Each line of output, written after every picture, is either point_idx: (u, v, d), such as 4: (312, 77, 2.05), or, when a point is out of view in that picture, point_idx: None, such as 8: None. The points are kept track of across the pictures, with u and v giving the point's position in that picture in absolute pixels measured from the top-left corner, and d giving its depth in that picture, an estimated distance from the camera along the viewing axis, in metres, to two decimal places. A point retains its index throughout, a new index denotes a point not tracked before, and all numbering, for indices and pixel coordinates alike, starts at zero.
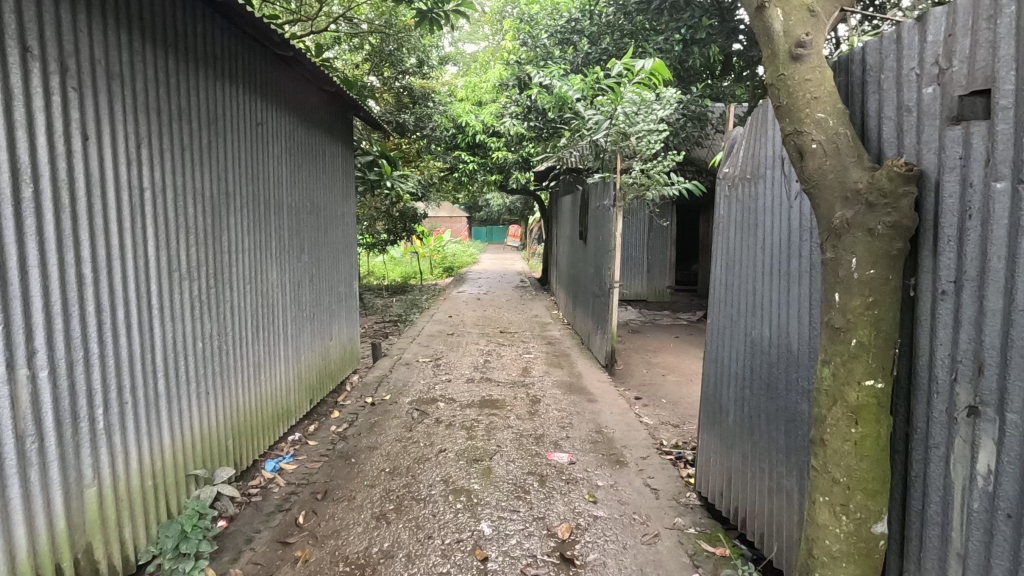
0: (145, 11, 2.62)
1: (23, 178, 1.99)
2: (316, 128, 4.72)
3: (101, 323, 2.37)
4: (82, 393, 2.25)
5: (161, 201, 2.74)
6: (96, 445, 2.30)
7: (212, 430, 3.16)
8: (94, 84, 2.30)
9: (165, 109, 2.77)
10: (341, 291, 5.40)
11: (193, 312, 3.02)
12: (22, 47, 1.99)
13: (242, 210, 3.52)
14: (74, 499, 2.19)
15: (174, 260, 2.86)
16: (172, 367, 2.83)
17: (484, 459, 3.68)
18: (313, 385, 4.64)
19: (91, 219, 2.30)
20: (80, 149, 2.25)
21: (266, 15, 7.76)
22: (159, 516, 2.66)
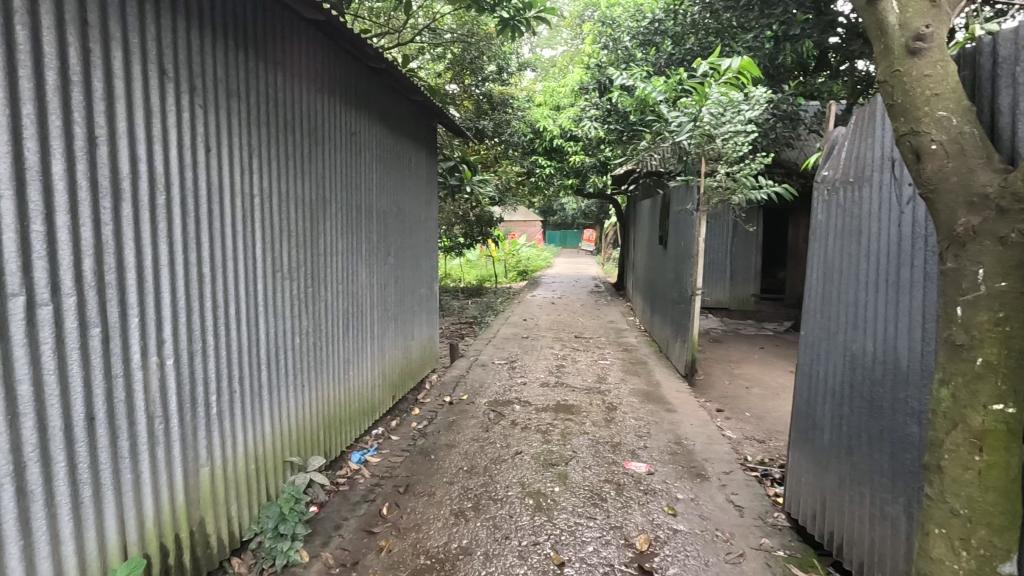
0: (260, 33, 2.87)
1: (158, 187, 2.23)
2: (403, 136, 4.94)
3: (216, 318, 2.61)
4: (199, 381, 2.49)
5: (268, 207, 2.97)
6: (209, 429, 2.54)
7: (306, 420, 3.38)
8: (216, 102, 2.55)
9: (274, 121, 3.01)
10: (423, 292, 5.60)
11: (293, 310, 3.25)
12: (160, 72, 2.23)
13: (337, 214, 3.75)
14: (191, 476, 2.42)
15: (278, 262, 3.09)
16: (273, 360, 3.06)
17: (560, 464, 3.68)
18: (395, 383, 4.84)
19: (210, 223, 2.54)
20: (204, 162, 2.49)
21: (358, 29, 8.23)
22: (260, 498, 2.88)
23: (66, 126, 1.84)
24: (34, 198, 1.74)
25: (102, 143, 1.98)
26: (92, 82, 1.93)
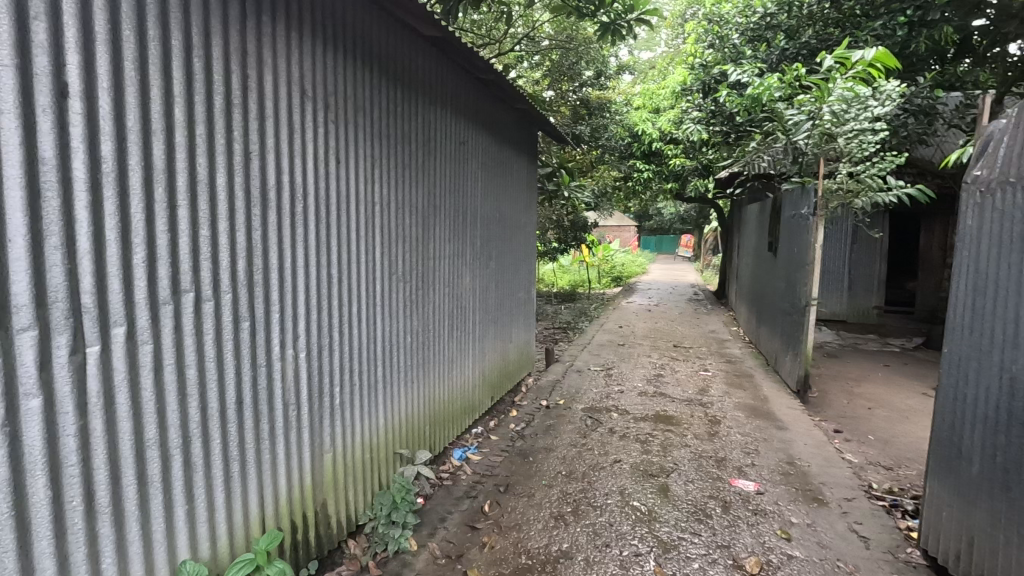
0: (384, 52, 3.09)
1: (298, 196, 2.48)
2: (506, 144, 5.07)
3: (341, 317, 2.84)
4: (326, 374, 2.71)
5: (386, 214, 3.19)
6: (332, 418, 2.76)
7: (414, 415, 3.57)
8: (346, 117, 2.78)
9: (394, 133, 3.22)
10: (521, 296, 5.70)
11: (405, 311, 3.46)
12: (302, 93, 2.48)
13: (445, 220, 3.93)
14: (317, 460, 2.65)
15: (394, 265, 3.30)
16: (388, 356, 3.26)
17: (660, 475, 3.58)
18: (494, 384, 4.97)
19: (338, 228, 2.78)
20: (335, 173, 2.73)
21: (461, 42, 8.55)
22: (374, 486, 3.09)
23: (227, 144, 2.10)
24: (202, 207, 2.01)
25: (254, 158, 2.24)
26: (248, 104, 2.19)
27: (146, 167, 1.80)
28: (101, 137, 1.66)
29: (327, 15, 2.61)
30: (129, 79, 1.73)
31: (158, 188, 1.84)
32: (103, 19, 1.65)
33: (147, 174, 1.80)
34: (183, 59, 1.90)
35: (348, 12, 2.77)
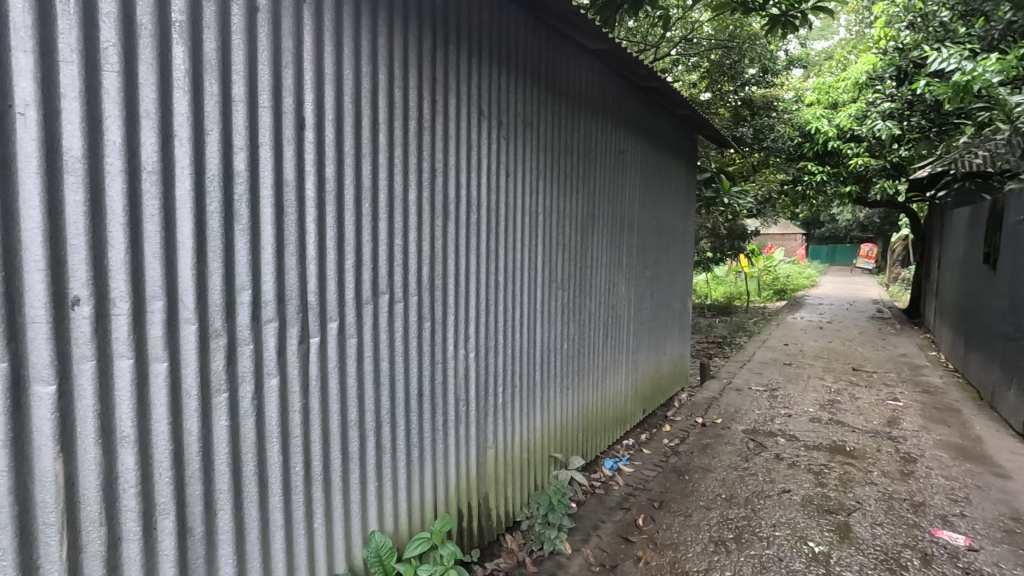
0: (551, 68, 3.22)
1: (472, 208, 2.69)
2: (666, 151, 4.95)
3: (505, 321, 3.00)
4: (492, 375, 2.90)
5: (549, 224, 3.31)
6: (495, 416, 2.93)
7: (568, 421, 3.64)
8: (515, 133, 2.95)
9: (558, 146, 3.33)
10: (677, 308, 5.51)
11: (564, 319, 3.55)
12: (478, 113, 2.69)
13: (603, 229, 3.95)
14: (481, 454, 2.83)
15: (554, 274, 3.40)
16: (546, 361, 3.37)
17: (840, 513, 3.21)
18: (647, 396, 4.86)
19: (506, 238, 2.95)
20: (504, 186, 2.91)
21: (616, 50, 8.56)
22: (530, 486, 3.21)
23: (418, 162, 2.36)
24: (397, 220, 2.28)
25: (438, 176, 2.48)
26: (435, 126, 2.44)
27: (356, 185, 2.10)
28: (326, 162, 1.98)
29: (502, 39, 2.80)
30: (347, 112, 2.04)
31: (365, 203, 2.14)
32: (331, 63, 1.97)
33: (357, 192, 2.11)
34: (386, 91, 2.19)
35: (521, 33, 2.94)
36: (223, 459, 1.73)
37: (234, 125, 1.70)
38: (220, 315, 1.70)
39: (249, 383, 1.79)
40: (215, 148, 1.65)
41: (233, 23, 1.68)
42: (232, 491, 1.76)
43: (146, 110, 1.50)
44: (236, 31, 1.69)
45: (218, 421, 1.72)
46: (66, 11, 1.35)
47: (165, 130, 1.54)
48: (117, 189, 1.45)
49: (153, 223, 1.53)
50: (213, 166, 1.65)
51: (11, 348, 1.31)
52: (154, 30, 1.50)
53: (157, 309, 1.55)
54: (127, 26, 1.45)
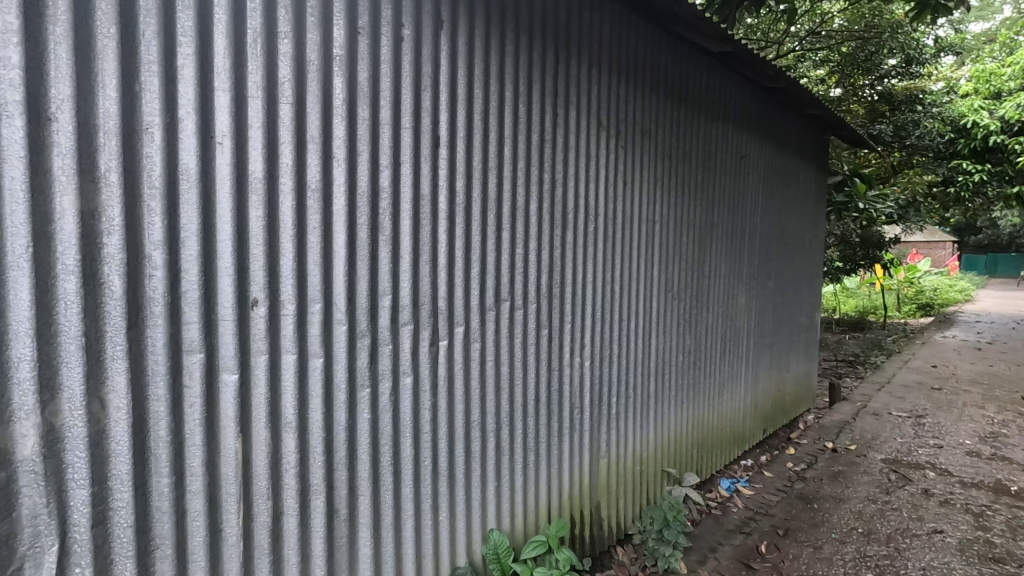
0: (670, 75, 3.17)
1: (590, 218, 2.72)
2: (793, 154, 4.64)
3: (620, 330, 2.98)
4: (605, 384, 2.89)
5: (665, 234, 3.25)
6: (608, 427, 2.92)
7: (682, 436, 3.52)
8: (632, 142, 2.94)
9: (675, 153, 3.26)
10: (803, 322, 5.13)
11: (679, 331, 3.45)
12: (597, 124, 2.71)
13: (722, 237, 3.79)
14: (594, 464, 2.83)
15: (670, 284, 3.33)
16: (660, 373, 3.29)
17: (1007, 563, 2.79)
18: (768, 416, 4.57)
19: (622, 248, 2.94)
20: (621, 196, 2.90)
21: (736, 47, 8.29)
22: (642, 500, 3.16)
23: (539, 175, 2.44)
24: (519, 230, 2.38)
25: (558, 186, 2.54)
26: (556, 139, 2.51)
27: (483, 198, 2.22)
28: (457, 176, 2.12)
29: (621, 49, 2.81)
30: (476, 128, 2.17)
31: (490, 215, 2.25)
32: (463, 83, 2.11)
33: (484, 204, 2.23)
34: (511, 107, 2.30)
35: (641, 42, 2.93)
36: (364, 449, 1.91)
37: (380, 145, 1.88)
38: (365, 317, 1.89)
39: (387, 380, 1.96)
40: (364, 167, 1.85)
41: (382, 53, 1.87)
42: (370, 479, 1.94)
43: (311, 135, 1.71)
44: (385, 61, 1.88)
45: (361, 413, 1.90)
46: (255, 53, 1.59)
47: (326, 152, 1.75)
48: (287, 205, 1.67)
49: (315, 234, 1.74)
50: (363, 183, 1.84)
51: (207, 341, 1.55)
52: (320, 65, 1.72)
53: (316, 310, 1.76)
54: (299, 64, 1.68)
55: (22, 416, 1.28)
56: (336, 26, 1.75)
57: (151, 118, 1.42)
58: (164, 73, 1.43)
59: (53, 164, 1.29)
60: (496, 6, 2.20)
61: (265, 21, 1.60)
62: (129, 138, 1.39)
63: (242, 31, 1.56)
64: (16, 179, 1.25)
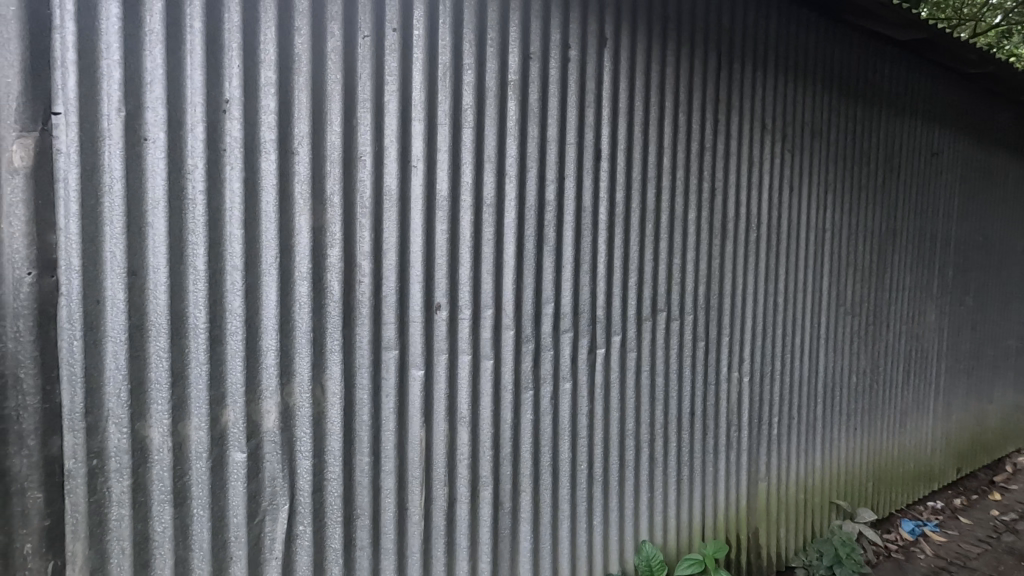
0: (845, 69, 2.91)
1: (752, 227, 2.60)
2: (1000, 148, 3.98)
3: (785, 345, 2.80)
4: (767, 402, 2.72)
5: (838, 242, 2.98)
6: (770, 448, 2.75)
7: (856, 466, 3.18)
8: (801, 144, 2.75)
9: (851, 154, 2.98)
10: (1012, 345, 4.34)
11: (853, 349, 3.13)
12: (762, 127, 2.59)
13: (908, 246, 3.37)
14: (753, 486, 2.68)
15: (843, 297, 3.04)
16: (829, 395, 3.01)
17: None
18: (964, 453, 3.94)
19: (788, 258, 2.76)
20: (787, 202, 2.73)
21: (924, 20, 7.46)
22: (806, 531, 2.91)
23: (698, 183, 2.39)
24: (677, 239, 2.35)
25: (719, 195, 2.46)
26: (717, 146, 2.44)
27: (642, 208, 2.23)
28: (617, 188, 2.16)
29: (790, 47, 2.65)
30: (636, 140, 2.20)
31: (649, 225, 2.26)
32: (625, 96, 2.15)
33: (642, 214, 2.24)
34: (672, 117, 2.28)
35: (812, 37, 2.73)
36: (526, 447, 2.03)
37: (547, 161, 1.99)
38: (530, 323, 2.01)
39: (548, 383, 2.06)
40: (533, 182, 1.97)
41: (551, 75, 1.98)
42: (531, 477, 2.04)
43: (488, 155, 1.87)
44: (553, 82, 1.99)
45: (525, 414, 2.02)
46: (444, 84, 1.78)
47: (500, 170, 1.90)
48: (467, 219, 1.85)
49: (489, 246, 1.90)
50: (531, 197, 1.97)
51: (401, 339, 1.76)
52: (497, 90, 1.88)
53: (488, 315, 1.91)
54: (480, 91, 1.85)
55: (268, 395, 1.58)
56: (511, 53, 1.89)
57: (363, 147, 1.67)
58: (374, 108, 1.67)
59: (294, 189, 1.58)
60: (658, 17, 2.21)
61: (452, 55, 1.79)
62: (348, 165, 1.65)
63: (434, 66, 1.77)
64: (270, 204, 1.54)
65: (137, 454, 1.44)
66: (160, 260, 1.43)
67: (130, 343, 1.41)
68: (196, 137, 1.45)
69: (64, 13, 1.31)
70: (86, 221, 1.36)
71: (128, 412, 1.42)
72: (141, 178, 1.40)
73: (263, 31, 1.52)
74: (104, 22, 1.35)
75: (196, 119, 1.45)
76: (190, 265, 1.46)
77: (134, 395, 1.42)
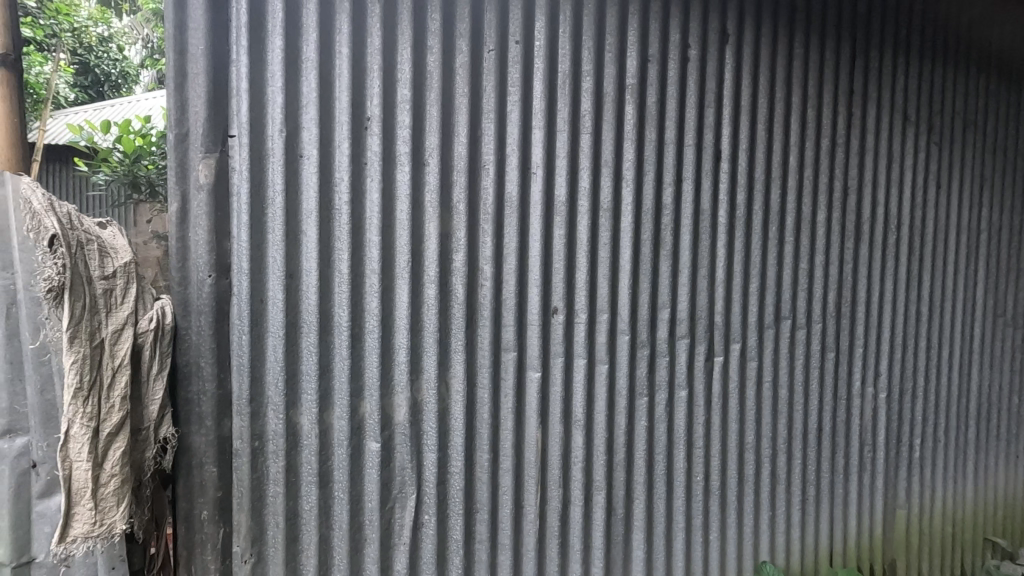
0: (1005, 50, 2.59)
1: (891, 228, 2.38)
2: None
3: (930, 360, 2.52)
4: (908, 422, 2.48)
5: (994, 247, 2.64)
6: (911, 472, 2.50)
7: (1015, 500, 2.80)
8: (950, 137, 2.48)
9: (1011, 146, 2.65)
10: None
11: (1015, 365, 2.76)
12: (904, 119, 2.36)
13: None
14: (890, 513, 2.46)
15: (1001, 307, 2.70)
16: (984, 416, 2.68)
17: None
18: None
19: (934, 262, 2.49)
20: (934, 201, 2.47)
21: None
22: (951, 567, 2.63)
23: (829, 183, 2.23)
24: (803, 243, 2.20)
25: (852, 194, 2.28)
26: (850, 142, 2.26)
27: (765, 210, 2.12)
28: (738, 190, 2.07)
29: (939, 30, 2.40)
30: (760, 139, 2.09)
31: (773, 228, 2.14)
32: (748, 93, 2.06)
33: (765, 216, 2.13)
34: (800, 112, 2.15)
35: (965, 16, 2.46)
36: (640, 454, 2.00)
37: (665, 164, 1.96)
38: (645, 328, 1.98)
39: (663, 390, 2.02)
40: (650, 186, 1.94)
41: (670, 77, 1.94)
42: (645, 485, 2.01)
43: (605, 160, 1.88)
44: (672, 83, 1.95)
45: (639, 420, 1.99)
46: (563, 92, 1.81)
47: (617, 175, 1.90)
48: (584, 224, 1.86)
49: (605, 250, 1.90)
50: (648, 200, 1.94)
51: (519, 341, 1.81)
52: (614, 95, 1.87)
53: (603, 319, 1.91)
54: (598, 98, 1.86)
55: (400, 390, 1.69)
56: (629, 57, 1.89)
57: (487, 156, 1.74)
58: (498, 118, 1.74)
59: (425, 198, 1.68)
60: (785, 9, 2.09)
61: (572, 63, 1.82)
62: (472, 175, 1.73)
63: (554, 75, 1.81)
64: (404, 212, 1.66)
65: (290, 438, 1.60)
66: (311, 264, 1.58)
67: (287, 338, 1.58)
68: (342, 152, 1.59)
69: (240, 48, 1.51)
70: (254, 230, 1.54)
71: (284, 400, 1.59)
72: (297, 190, 1.57)
73: (400, 52, 1.63)
74: (270, 54, 1.53)
75: (342, 136, 1.59)
76: (335, 269, 1.61)
77: (289, 384, 1.59)
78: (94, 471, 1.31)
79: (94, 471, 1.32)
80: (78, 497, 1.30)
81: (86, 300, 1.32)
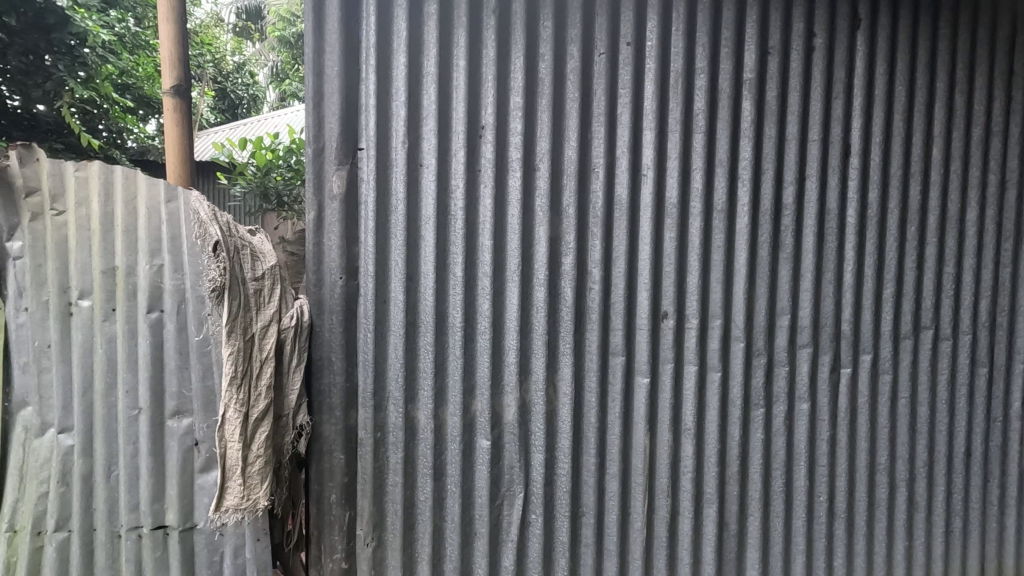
0: None
1: None
2: None
3: None
4: None
5: None
6: None
7: None
8: None
9: None
10: None
11: None
12: None
13: None
14: None
15: None
16: None
17: None
18: None
19: None
20: None
21: None
22: None
23: (981, 176, 1.98)
24: (949, 244, 1.98)
25: (1011, 188, 2.01)
26: (1009, 130, 2.00)
27: (902, 207, 1.93)
28: (870, 186, 1.90)
29: None
30: (897, 130, 1.91)
31: (912, 227, 1.94)
32: (883, 82, 1.88)
33: (903, 215, 1.93)
34: (946, 98, 1.93)
35: None
36: (755, 468, 1.90)
37: (786, 162, 1.84)
38: (762, 335, 1.87)
39: (781, 402, 1.90)
40: (769, 184, 1.84)
41: (793, 68, 1.83)
42: (760, 501, 1.90)
43: (720, 159, 1.80)
44: (794, 75, 1.83)
45: (754, 432, 1.89)
46: (676, 90, 1.76)
47: (733, 174, 1.82)
48: (696, 226, 1.80)
49: (719, 253, 1.82)
50: (766, 200, 1.84)
51: (628, 346, 1.79)
52: (731, 91, 1.80)
53: (716, 325, 1.84)
54: (712, 95, 1.79)
55: (509, 390, 1.73)
56: (748, 50, 1.80)
57: (597, 160, 1.74)
58: (608, 120, 1.73)
59: (535, 203, 1.72)
60: None
61: (685, 61, 1.76)
62: (582, 178, 1.74)
63: (665, 75, 1.77)
64: (515, 217, 1.70)
65: (408, 431, 1.70)
66: (429, 267, 1.67)
67: (406, 337, 1.68)
68: (458, 160, 1.67)
69: (369, 67, 1.63)
70: (378, 234, 1.65)
71: (403, 395, 1.69)
72: (417, 197, 1.66)
73: (513, 61, 1.68)
74: (395, 70, 1.64)
75: (458, 145, 1.66)
76: (451, 271, 1.69)
77: (407, 380, 1.69)
78: (244, 451, 1.48)
79: (244, 451, 1.48)
80: (231, 473, 1.47)
81: (241, 298, 1.50)
